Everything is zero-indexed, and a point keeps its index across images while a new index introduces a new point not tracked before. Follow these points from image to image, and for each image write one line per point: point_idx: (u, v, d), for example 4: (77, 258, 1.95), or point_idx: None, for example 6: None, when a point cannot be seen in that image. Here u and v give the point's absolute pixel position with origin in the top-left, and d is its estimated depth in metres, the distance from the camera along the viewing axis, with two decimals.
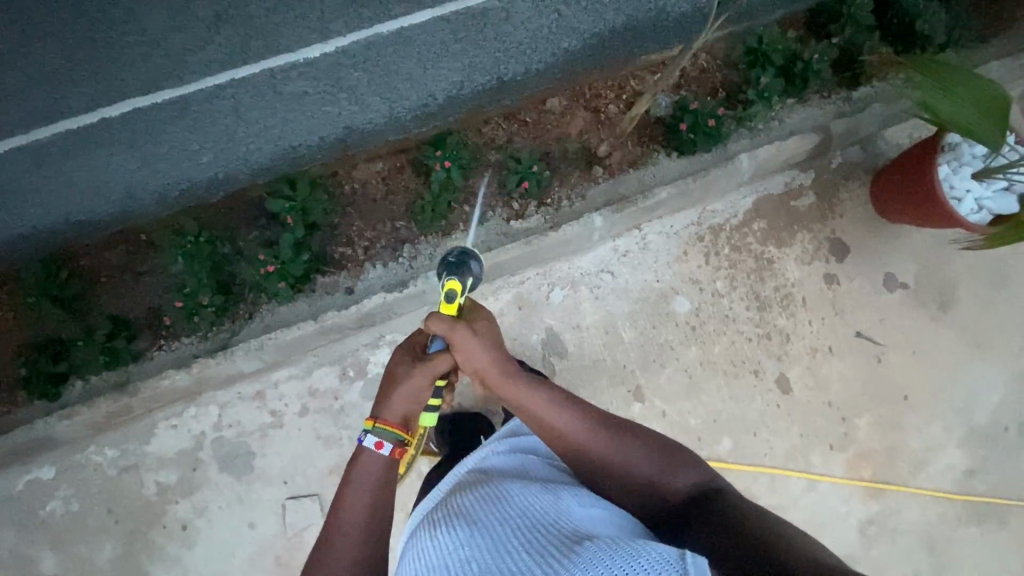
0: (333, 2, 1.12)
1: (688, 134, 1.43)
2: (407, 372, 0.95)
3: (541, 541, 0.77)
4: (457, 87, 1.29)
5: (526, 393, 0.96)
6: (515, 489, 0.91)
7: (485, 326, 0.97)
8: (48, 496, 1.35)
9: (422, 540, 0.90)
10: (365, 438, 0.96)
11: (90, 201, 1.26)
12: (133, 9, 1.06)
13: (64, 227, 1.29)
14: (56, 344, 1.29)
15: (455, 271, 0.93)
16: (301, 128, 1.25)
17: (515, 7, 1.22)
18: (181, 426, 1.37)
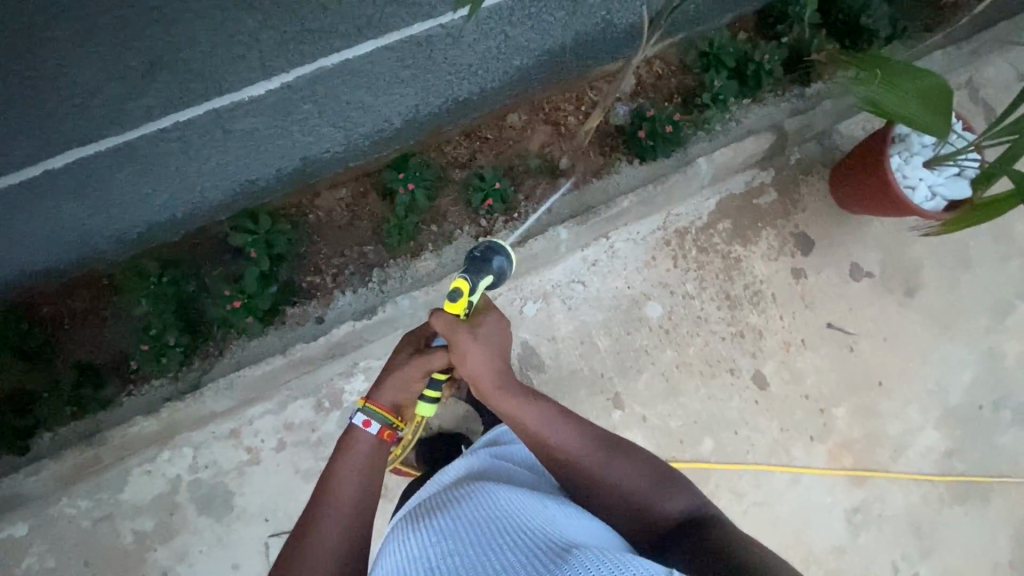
0: (271, 40, 0.99)
1: (647, 141, 1.44)
2: (405, 360, 0.96)
3: (528, 541, 0.76)
4: (412, 111, 1.32)
5: (520, 407, 0.95)
6: (505, 491, 0.89)
7: (491, 331, 0.94)
8: (21, 554, 1.31)
9: (406, 533, 0.88)
10: (354, 416, 0.97)
11: (43, 253, 1.25)
12: (61, 60, 0.89)
13: (24, 278, 1.29)
14: (20, 399, 1.25)
15: (472, 273, 0.93)
16: (259, 163, 1.26)
17: (464, 33, 1.18)
18: (156, 471, 1.34)
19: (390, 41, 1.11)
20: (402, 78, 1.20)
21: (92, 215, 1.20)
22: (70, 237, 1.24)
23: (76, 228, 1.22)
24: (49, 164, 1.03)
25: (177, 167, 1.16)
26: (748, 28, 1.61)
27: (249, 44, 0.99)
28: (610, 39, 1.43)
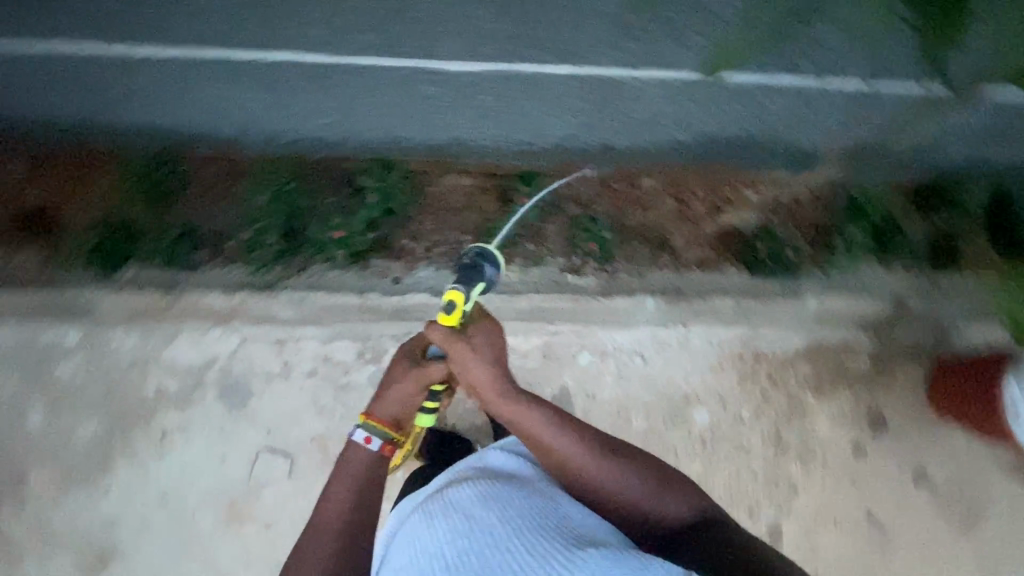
0: None
1: (763, 257, 1.50)
2: (399, 376, 0.96)
3: (548, 556, 0.75)
4: (572, 134, 1.45)
5: (525, 413, 0.92)
6: (518, 491, 0.87)
7: (486, 339, 0.94)
8: (58, 360, 1.38)
9: (417, 527, 0.86)
10: (354, 432, 0.98)
11: (213, 120, 1.42)
12: None
13: (182, 133, 1.44)
14: (131, 229, 1.40)
15: (465, 280, 0.94)
16: (423, 128, 1.43)
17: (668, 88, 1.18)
18: (200, 344, 1.40)
19: None
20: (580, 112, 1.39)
21: (255, 103, 1.38)
22: (242, 118, 1.41)
23: (257, 115, 1.41)
24: None
25: (355, 106, 1.38)
26: (904, 195, 1.54)
27: None
28: (777, 149, 1.52)
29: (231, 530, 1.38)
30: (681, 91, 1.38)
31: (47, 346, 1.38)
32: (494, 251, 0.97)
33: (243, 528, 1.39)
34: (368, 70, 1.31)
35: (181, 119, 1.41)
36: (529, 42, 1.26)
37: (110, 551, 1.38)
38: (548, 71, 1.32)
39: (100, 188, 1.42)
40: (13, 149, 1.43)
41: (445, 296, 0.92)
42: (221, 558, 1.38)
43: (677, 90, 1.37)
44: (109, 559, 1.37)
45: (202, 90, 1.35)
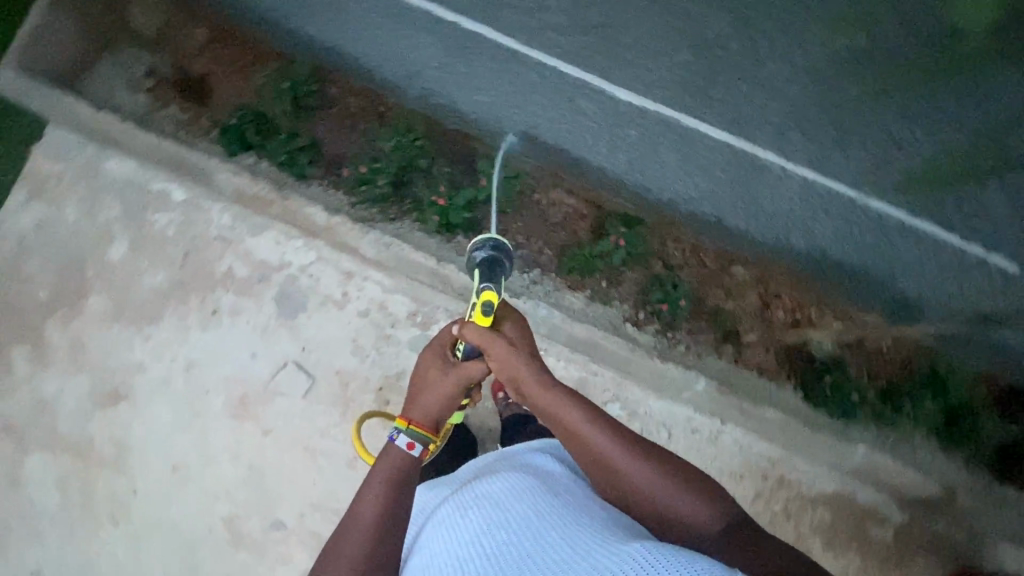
0: None
1: (825, 388, 1.45)
2: (438, 376, 0.94)
3: (583, 537, 0.71)
4: (691, 199, 1.45)
5: (551, 400, 0.87)
6: (549, 487, 0.85)
7: (518, 333, 0.97)
8: (158, 208, 1.46)
9: (448, 518, 0.83)
10: (395, 437, 0.90)
11: (386, 62, 1.46)
12: None
13: (347, 60, 1.49)
14: (267, 124, 1.49)
15: (489, 273, 1.05)
16: (563, 136, 1.43)
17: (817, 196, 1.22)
18: (282, 246, 1.46)
19: (738, 146, 1.37)
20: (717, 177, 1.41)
21: (437, 67, 1.43)
22: (411, 67, 1.44)
23: (422, 68, 1.43)
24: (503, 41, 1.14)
25: (519, 97, 1.41)
26: (988, 394, 1.46)
27: None
28: (877, 291, 1.49)
29: (233, 422, 1.42)
30: (828, 203, 1.40)
31: (156, 192, 1.46)
32: (506, 243, 1.10)
33: (243, 425, 1.42)
34: (553, 76, 1.37)
35: (359, 50, 1.47)
36: (719, 87, 1.34)
37: (122, 393, 1.43)
38: (705, 131, 1.37)
39: (257, 78, 1.51)
40: (203, 17, 1.55)
41: (479, 299, 0.96)
42: (211, 444, 1.41)
43: (818, 197, 1.40)
44: (118, 400, 1.42)
45: (402, 40, 1.42)
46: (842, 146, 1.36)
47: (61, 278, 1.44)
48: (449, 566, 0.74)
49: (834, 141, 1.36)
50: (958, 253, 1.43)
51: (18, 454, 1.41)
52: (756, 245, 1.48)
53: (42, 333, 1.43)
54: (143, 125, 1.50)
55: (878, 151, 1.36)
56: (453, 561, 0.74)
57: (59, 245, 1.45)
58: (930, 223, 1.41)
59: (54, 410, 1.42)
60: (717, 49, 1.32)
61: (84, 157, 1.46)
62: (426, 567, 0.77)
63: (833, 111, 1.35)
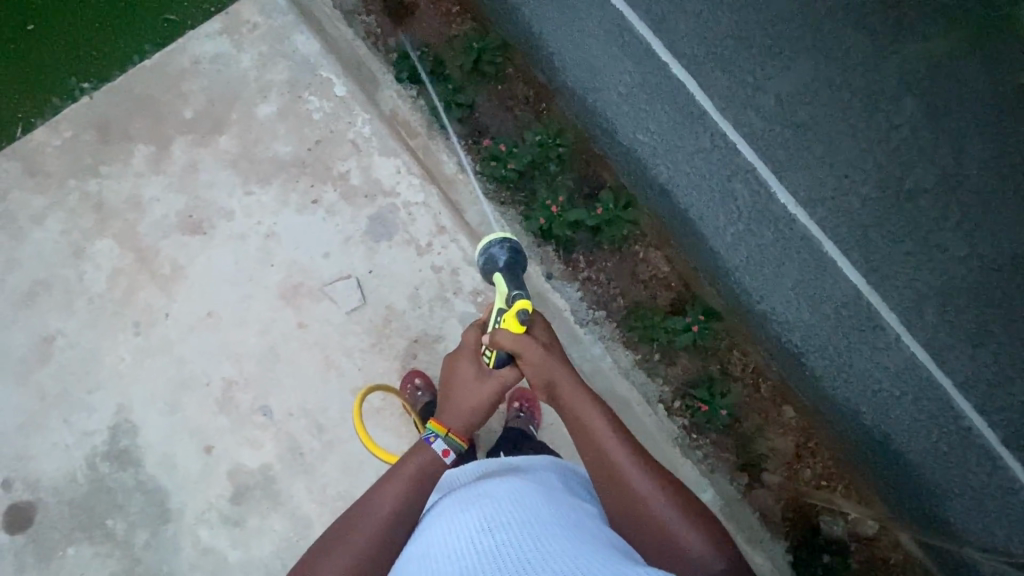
0: (886, 248, 1.24)
1: (818, 567, 1.37)
2: (473, 384, 0.97)
3: (585, 552, 0.69)
4: (786, 324, 1.32)
5: (583, 407, 0.90)
6: (553, 501, 0.83)
7: (549, 336, 0.96)
8: (317, 93, 1.56)
9: (450, 515, 0.81)
10: (432, 442, 0.93)
11: (569, 60, 1.40)
12: (849, 155, 1.24)
13: (525, 37, 1.45)
14: (439, 70, 1.55)
15: (512, 273, 1.00)
16: (698, 203, 1.33)
17: (918, 397, 1.26)
18: (401, 176, 1.53)
19: (869, 295, 1.25)
20: (835, 318, 1.28)
21: (622, 94, 1.37)
22: (592, 80, 1.38)
23: (606, 83, 1.37)
24: (749, 153, 1.30)
25: (686, 153, 1.33)
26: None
27: (873, 244, 1.25)
28: (923, 510, 1.31)
29: (277, 302, 1.47)
30: (917, 392, 1.26)
31: (322, 78, 1.56)
32: (519, 243, 1.02)
33: (285, 309, 1.47)
34: (725, 147, 1.30)
35: (559, 46, 1.40)
36: (883, 234, 1.24)
37: (203, 228, 1.51)
38: (840, 260, 1.26)
39: (453, 27, 1.58)
40: None
41: (513, 305, 0.94)
42: (251, 311, 1.47)
43: (913, 377, 1.26)
44: (196, 232, 1.50)
45: (603, 47, 1.37)
46: (972, 342, 1.23)
47: (208, 108, 1.56)
48: (445, 559, 0.71)
49: (968, 336, 1.23)
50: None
51: (94, 232, 1.50)
52: (836, 407, 1.32)
53: (168, 144, 1.54)
54: (343, 16, 1.58)
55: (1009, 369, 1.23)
56: (451, 555, 0.72)
57: (222, 81, 1.57)
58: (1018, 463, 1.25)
59: (142, 211, 1.51)
60: (909, 201, 1.23)
61: (283, 23, 1.59)
62: (421, 561, 0.74)
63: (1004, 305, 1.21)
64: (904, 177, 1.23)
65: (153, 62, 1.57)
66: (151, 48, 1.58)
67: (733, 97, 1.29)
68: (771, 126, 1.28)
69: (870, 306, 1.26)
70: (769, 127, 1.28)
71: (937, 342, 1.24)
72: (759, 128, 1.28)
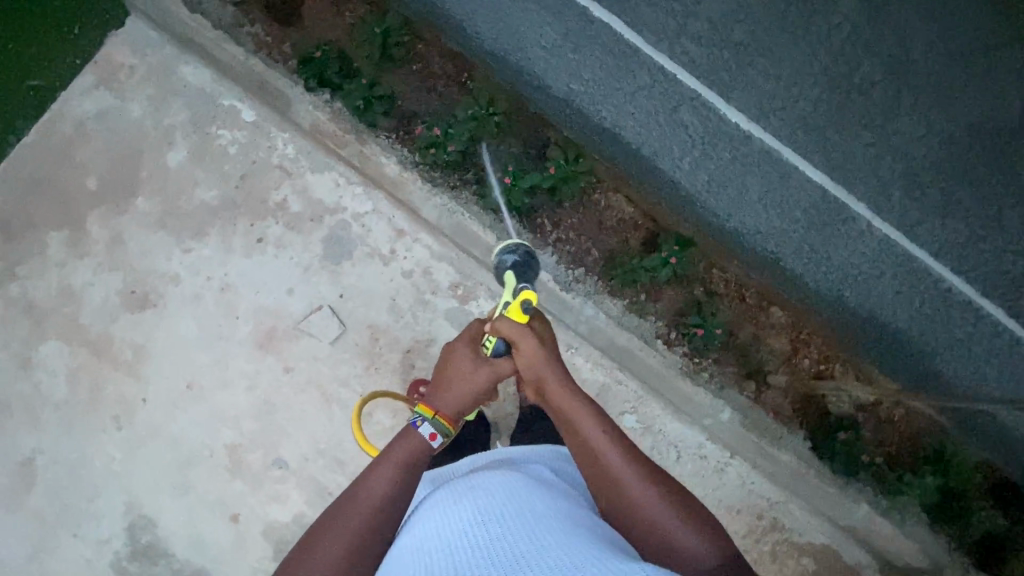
0: (849, 144, 1.32)
1: (836, 444, 1.43)
2: (466, 371, 0.93)
3: (578, 543, 0.68)
4: (755, 232, 1.39)
5: (572, 405, 0.87)
6: (545, 493, 0.82)
7: (548, 333, 0.93)
8: (226, 125, 1.44)
9: (441, 506, 0.80)
10: (419, 425, 0.89)
11: (489, 30, 1.40)
12: (798, 65, 1.30)
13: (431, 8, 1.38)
14: (347, 66, 1.43)
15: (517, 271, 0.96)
16: (651, 143, 1.38)
17: (893, 276, 1.37)
18: (340, 190, 1.45)
19: (831, 189, 1.34)
20: (796, 215, 1.36)
21: (546, 48, 1.37)
22: (514, 39, 1.39)
23: (530, 38, 1.37)
24: (687, 77, 1.33)
25: (625, 94, 1.37)
26: (984, 484, 1.45)
27: (837, 142, 1.32)
28: (920, 373, 1.46)
29: (255, 353, 1.40)
30: (896, 267, 1.37)
31: (226, 108, 1.45)
32: (530, 247, 0.99)
33: (265, 357, 1.40)
34: (666, 81, 1.34)
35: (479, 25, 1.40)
36: (840, 132, 1.31)
37: (151, 300, 1.41)
38: (800, 165, 1.34)
39: (347, 16, 1.46)
40: None
41: (517, 293, 0.92)
42: (230, 369, 1.40)
43: (889, 257, 1.36)
44: (145, 306, 1.41)
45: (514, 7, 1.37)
46: (942, 214, 1.33)
47: (113, 172, 1.43)
48: (437, 551, 0.70)
49: (938, 208, 1.33)
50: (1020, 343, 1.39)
51: (35, 337, 1.39)
52: (817, 296, 1.41)
53: (83, 223, 1.42)
54: (227, 34, 1.43)
55: (979, 229, 1.34)
56: (443, 546, 0.71)
57: (118, 139, 1.43)
58: (997, 307, 1.37)
59: (80, 300, 1.40)
60: (859, 94, 1.30)
61: (163, 57, 1.45)
62: (411, 552, 0.73)
63: (954, 179, 1.32)
64: (853, 74, 1.29)
65: (37, 139, 1.43)
66: (31, 125, 1.44)
67: (666, 34, 1.32)
68: (712, 53, 1.31)
69: (837, 200, 1.34)
70: (712, 54, 1.31)
71: (907, 220, 1.34)
72: (700, 56, 1.32)
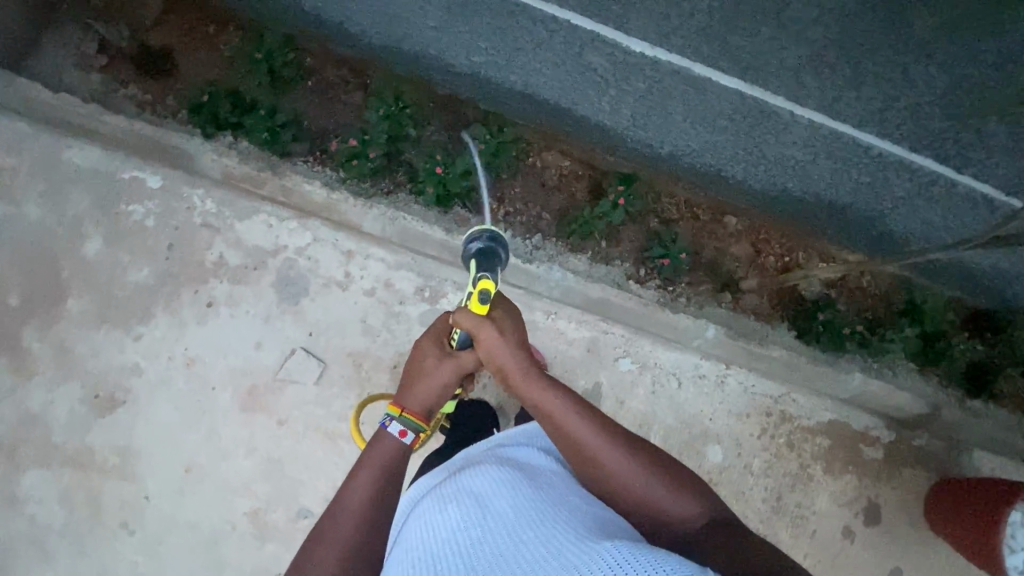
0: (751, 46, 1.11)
1: (819, 326, 1.47)
2: (433, 365, 0.97)
3: (559, 536, 0.72)
4: (686, 152, 1.44)
5: (539, 394, 0.91)
6: (528, 480, 0.85)
7: (512, 320, 0.95)
8: (134, 198, 1.36)
9: (427, 512, 0.84)
10: (388, 425, 0.93)
11: (372, 25, 1.33)
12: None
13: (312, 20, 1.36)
14: (240, 99, 1.35)
15: (483, 259, 1.01)
16: (568, 94, 1.37)
17: (817, 164, 1.35)
18: (274, 229, 1.39)
19: (750, 93, 1.21)
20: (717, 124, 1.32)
21: (435, 27, 1.29)
22: (400, 29, 1.32)
23: (413, 26, 1.30)
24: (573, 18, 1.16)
25: (528, 50, 1.28)
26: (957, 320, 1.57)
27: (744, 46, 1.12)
28: (876, 236, 1.54)
29: (242, 416, 1.37)
30: (827, 149, 1.30)
31: (128, 180, 1.36)
32: (493, 231, 1.03)
33: (255, 417, 1.37)
34: (561, 29, 1.19)
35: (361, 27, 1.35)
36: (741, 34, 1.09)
37: (119, 398, 1.35)
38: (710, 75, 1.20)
39: (224, 50, 1.40)
40: None
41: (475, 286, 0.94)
42: (223, 439, 1.36)
43: (821, 139, 1.27)
44: (114, 406, 1.34)
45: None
46: (855, 87, 1.13)
47: (32, 283, 1.34)
48: (423, 561, 0.75)
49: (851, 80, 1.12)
50: (983, 199, 1.30)
51: (9, 473, 1.32)
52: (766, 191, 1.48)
53: (21, 343, 1.34)
54: (100, 104, 1.34)
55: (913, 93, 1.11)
56: (430, 557, 0.74)
57: (25, 246, 1.34)
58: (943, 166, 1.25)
59: (45, 422, 1.33)
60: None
61: (42, 146, 1.34)
62: (400, 561, 0.78)
63: None
64: None
65: None
66: None
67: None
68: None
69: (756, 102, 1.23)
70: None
71: (831, 104, 1.19)
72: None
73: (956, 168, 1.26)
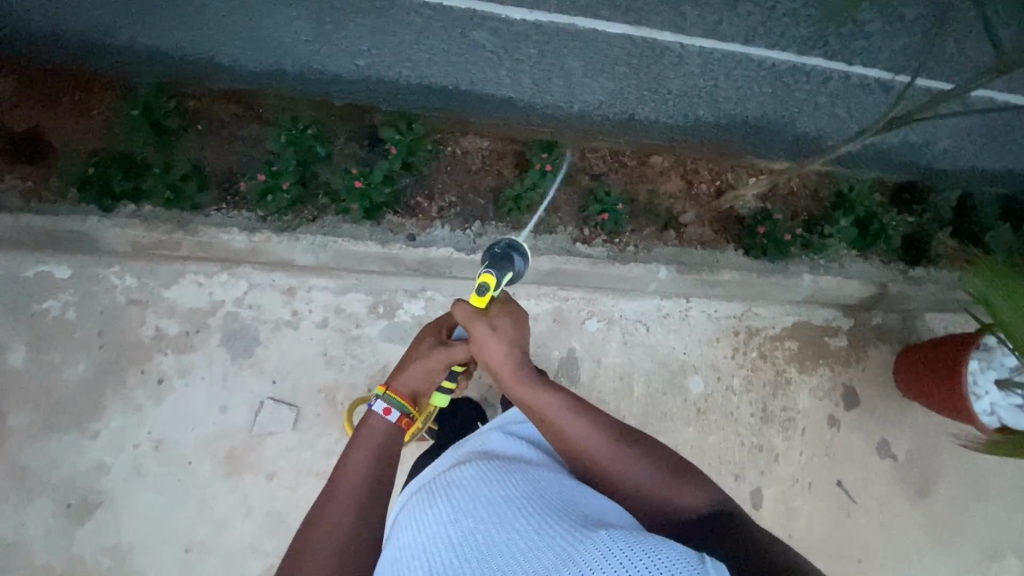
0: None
1: (762, 238, 1.51)
2: (426, 350, 1.00)
3: (551, 522, 0.74)
4: (594, 106, 1.44)
5: (535, 395, 0.92)
6: (518, 471, 0.87)
7: (511, 320, 0.93)
8: (47, 294, 1.28)
9: (419, 510, 0.84)
10: (373, 404, 0.96)
11: (249, 53, 1.29)
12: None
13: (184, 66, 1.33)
14: (133, 164, 1.26)
15: (496, 263, 0.90)
16: (466, 75, 1.34)
17: (722, 87, 1.39)
18: (206, 287, 1.33)
19: (638, 35, 1.26)
20: (616, 71, 1.33)
21: (310, 41, 1.26)
22: (277, 51, 1.29)
23: (289, 46, 1.28)
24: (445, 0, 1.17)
25: (411, 44, 1.27)
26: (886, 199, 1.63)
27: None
28: (798, 141, 1.57)
29: (228, 481, 1.33)
30: (726, 70, 1.34)
31: (35, 276, 1.27)
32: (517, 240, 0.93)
33: (242, 479, 1.33)
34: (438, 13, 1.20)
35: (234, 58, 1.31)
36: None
37: (93, 501, 1.29)
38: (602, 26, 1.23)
39: (94, 114, 1.30)
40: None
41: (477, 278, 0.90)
42: (216, 510, 1.32)
43: (717, 62, 1.32)
44: (91, 510, 1.28)
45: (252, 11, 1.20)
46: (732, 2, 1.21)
47: None
48: (416, 556, 0.75)
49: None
50: (878, 83, 1.38)
51: None
52: (680, 125, 1.50)
53: None
54: None
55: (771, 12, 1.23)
56: (423, 552, 0.75)
57: None
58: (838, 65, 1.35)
59: (22, 546, 1.26)
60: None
61: None
62: (393, 559, 0.78)
63: None
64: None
65: None
66: None
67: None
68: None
69: (650, 44, 1.28)
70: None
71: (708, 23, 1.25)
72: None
73: (847, 60, 1.34)
